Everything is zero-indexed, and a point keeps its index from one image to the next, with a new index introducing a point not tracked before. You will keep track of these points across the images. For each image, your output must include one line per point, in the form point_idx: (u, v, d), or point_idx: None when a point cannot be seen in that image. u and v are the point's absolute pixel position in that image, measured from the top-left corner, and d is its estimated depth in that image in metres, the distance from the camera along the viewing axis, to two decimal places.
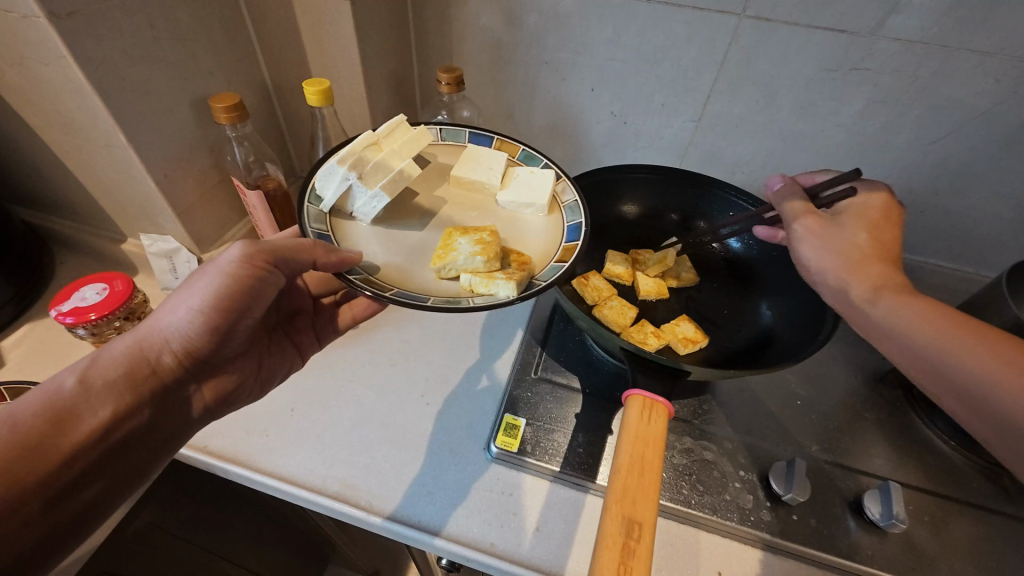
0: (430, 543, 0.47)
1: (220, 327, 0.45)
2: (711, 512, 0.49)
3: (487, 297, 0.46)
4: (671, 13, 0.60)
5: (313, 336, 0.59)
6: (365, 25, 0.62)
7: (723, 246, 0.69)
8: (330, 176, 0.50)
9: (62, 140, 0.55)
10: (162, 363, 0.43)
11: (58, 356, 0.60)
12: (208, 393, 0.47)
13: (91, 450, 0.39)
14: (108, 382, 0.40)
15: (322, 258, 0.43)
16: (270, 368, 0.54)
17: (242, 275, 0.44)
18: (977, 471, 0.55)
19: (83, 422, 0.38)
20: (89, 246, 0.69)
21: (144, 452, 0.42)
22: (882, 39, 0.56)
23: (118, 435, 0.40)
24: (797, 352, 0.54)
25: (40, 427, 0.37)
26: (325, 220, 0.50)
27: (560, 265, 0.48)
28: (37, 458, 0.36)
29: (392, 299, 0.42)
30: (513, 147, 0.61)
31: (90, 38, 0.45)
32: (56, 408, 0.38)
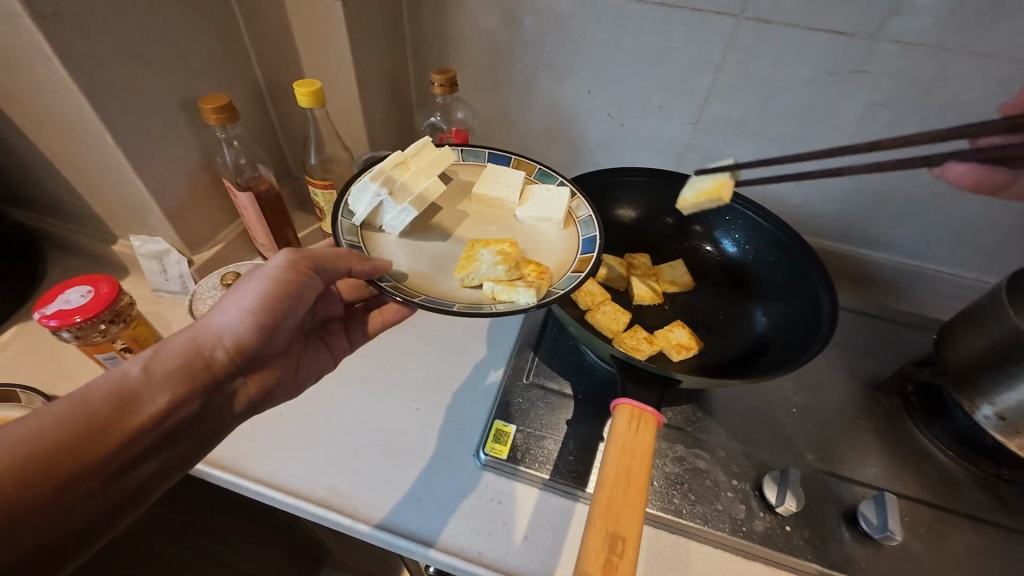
0: (417, 551, 0.47)
1: (268, 324, 0.44)
2: (701, 522, 0.48)
3: (509, 306, 0.45)
4: (668, 14, 0.60)
5: (346, 338, 0.58)
6: (358, 26, 0.61)
7: (719, 251, 0.69)
8: (361, 193, 0.50)
9: (51, 140, 0.55)
10: (215, 357, 0.42)
11: (46, 358, 0.59)
12: (255, 387, 0.46)
13: (148, 436, 0.37)
14: (165, 375, 0.40)
15: (356, 266, 0.44)
16: (308, 368, 0.53)
17: (290, 279, 0.44)
18: (975, 482, 0.54)
19: (142, 408, 0.37)
20: (80, 246, 0.69)
21: (194, 442, 0.40)
22: (882, 41, 0.55)
23: (172, 423, 0.39)
24: (791, 359, 0.53)
25: (101, 410, 0.36)
26: (358, 233, 0.50)
27: (578, 274, 0.47)
28: (96, 441, 0.35)
29: (422, 303, 0.42)
30: (531, 166, 0.59)
31: (75, 37, 0.44)
32: (119, 393, 0.37)
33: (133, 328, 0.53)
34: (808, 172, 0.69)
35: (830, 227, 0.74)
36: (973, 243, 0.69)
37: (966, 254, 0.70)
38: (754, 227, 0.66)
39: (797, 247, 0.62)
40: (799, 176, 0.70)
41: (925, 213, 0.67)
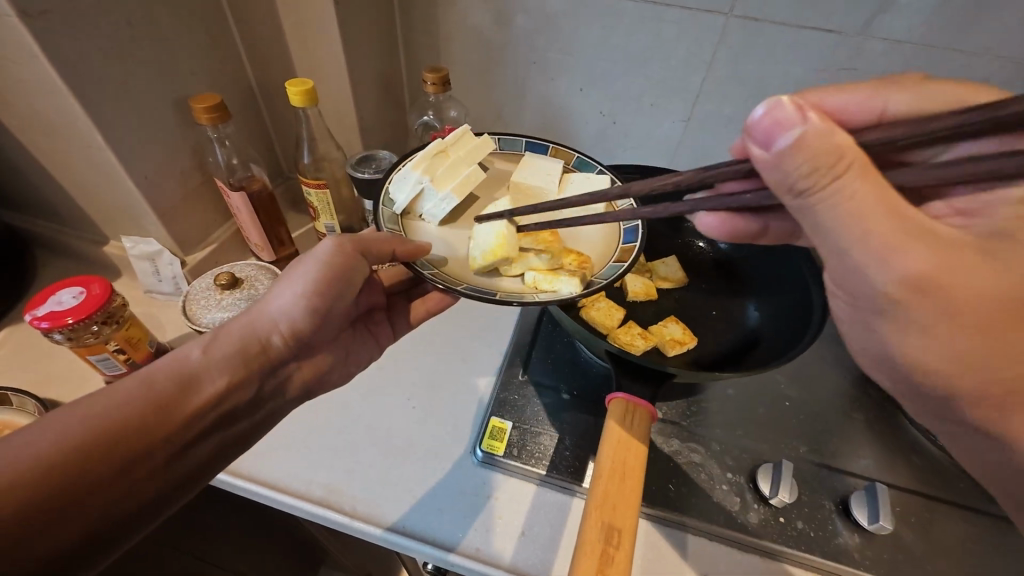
0: (415, 548, 0.47)
1: (319, 310, 0.47)
2: (697, 515, 0.49)
3: (551, 294, 0.45)
4: (659, 13, 0.60)
5: (390, 327, 0.60)
6: (350, 25, 0.61)
7: (711, 247, 0.70)
8: (403, 181, 0.51)
9: (40, 141, 0.54)
10: (271, 342, 0.45)
11: (38, 361, 0.59)
12: (305, 372, 0.48)
13: (208, 415, 0.40)
14: (226, 355, 0.42)
15: (400, 248, 0.46)
16: (356, 355, 0.56)
17: (339, 263, 0.47)
18: (964, 471, 0.54)
19: (203, 388, 0.40)
20: (69, 248, 0.68)
21: (247, 423, 0.43)
22: (869, 38, 0.55)
23: (229, 404, 0.41)
24: (783, 354, 0.54)
25: (167, 389, 0.38)
26: (398, 222, 0.51)
27: (620, 264, 0.47)
28: (163, 417, 0.37)
29: (464, 291, 0.43)
30: (568, 155, 0.59)
31: (64, 37, 0.44)
32: (184, 373, 0.40)
33: (126, 329, 0.53)
34: None
35: None
36: None
37: None
38: None
39: (788, 242, 0.62)
40: None
41: None
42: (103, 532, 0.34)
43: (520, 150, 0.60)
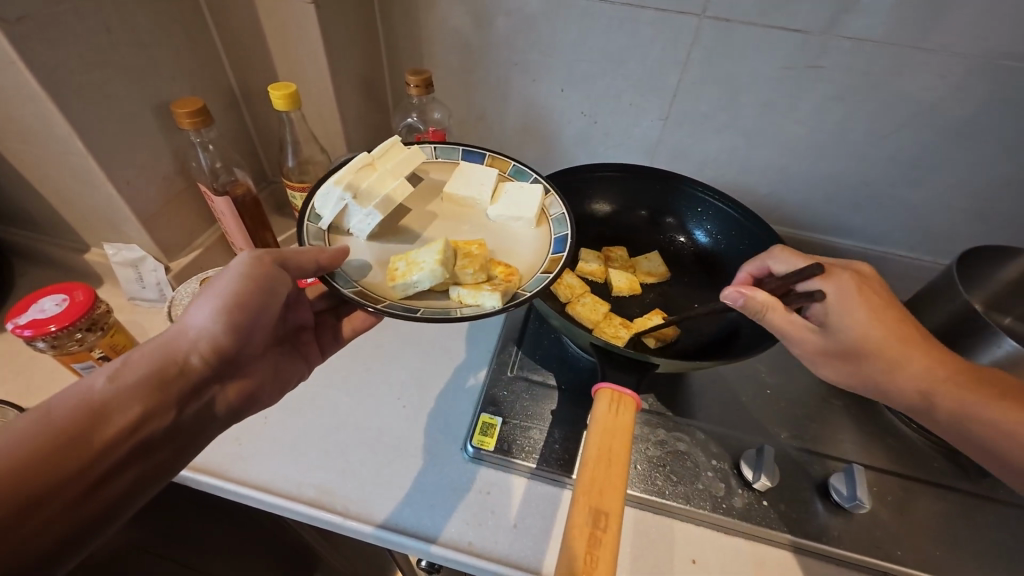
0: (411, 544, 0.47)
1: (240, 325, 0.44)
2: (684, 502, 0.50)
3: (474, 308, 0.46)
4: (635, 14, 0.62)
5: (319, 347, 0.57)
6: (331, 29, 0.61)
7: (691, 241, 0.71)
8: (326, 196, 0.50)
9: (18, 148, 0.54)
10: (190, 363, 0.42)
11: (20, 370, 0.58)
12: (232, 393, 0.45)
13: (120, 448, 0.37)
14: (138, 381, 0.39)
15: (325, 257, 0.45)
16: (285, 374, 0.52)
17: (256, 275, 0.44)
18: (936, 451, 0.57)
19: (112, 419, 0.37)
20: (49, 256, 0.67)
21: (168, 452, 0.40)
22: (835, 37, 0.58)
23: (145, 434, 0.38)
24: (760, 342, 0.55)
25: (69, 424, 0.36)
26: (325, 237, 0.51)
27: (546, 275, 0.49)
28: (66, 454, 0.34)
29: (385, 312, 0.42)
30: (504, 163, 0.60)
31: (42, 43, 0.44)
32: (87, 406, 0.37)
33: (111, 335, 0.53)
34: (774, 163, 0.72)
35: (797, 215, 0.77)
36: (928, 227, 0.73)
37: (922, 237, 0.74)
38: (725, 218, 0.68)
39: (765, 235, 0.64)
40: (765, 168, 0.73)
41: (883, 199, 0.71)
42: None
43: (456, 158, 0.62)
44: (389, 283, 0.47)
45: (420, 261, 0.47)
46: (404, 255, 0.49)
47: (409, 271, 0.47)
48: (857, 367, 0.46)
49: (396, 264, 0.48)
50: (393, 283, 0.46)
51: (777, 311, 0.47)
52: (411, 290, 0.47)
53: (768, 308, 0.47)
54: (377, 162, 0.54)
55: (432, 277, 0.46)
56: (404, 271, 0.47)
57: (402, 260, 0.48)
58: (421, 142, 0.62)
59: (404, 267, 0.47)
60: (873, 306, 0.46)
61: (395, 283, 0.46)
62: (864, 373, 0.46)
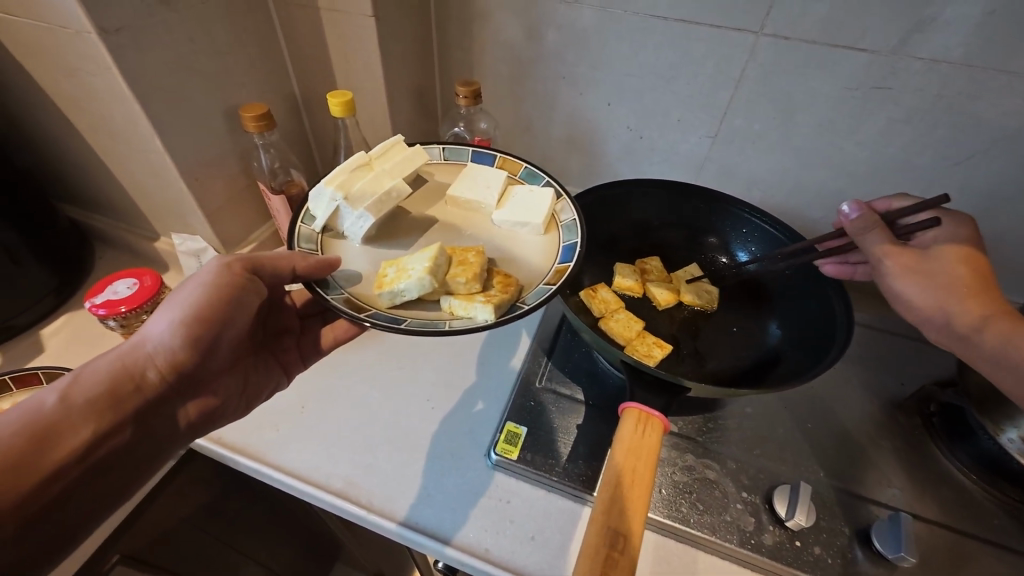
0: (440, 550, 0.48)
1: (199, 339, 0.46)
2: (709, 532, 0.48)
3: (465, 320, 0.47)
4: (688, 31, 0.61)
5: (300, 356, 0.58)
6: (388, 42, 0.64)
7: (733, 261, 0.69)
8: (319, 197, 0.52)
9: (105, 144, 0.59)
10: (145, 379, 0.44)
11: (93, 345, 0.64)
12: (192, 411, 0.47)
13: (73, 469, 0.39)
14: (91, 399, 0.42)
15: (300, 265, 0.46)
16: (257, 385, 0.54)
17: (220, 285, 0.46)
18: (1000, 508, 0.52)
19: (65, 439, 0.39)
20: (125, 243, 0.74)
21: (121, 473, 0.42)
22: (905, 58, 0.55)
23: (98, 454, 0.41)
24: (806, 372, 0.53)
25: (22, 444, 0.38)
26: (316, 239, 0.53)
27: (547, 287, 0.48)
28: (21, 475, 0.37)
29: (369, 322, 0.43)
30: (515, 165, 0.61)
31: (133, 51, 0.49)
32: (39, 426, 0.39)
33: None
34: (829, 185, 0.69)
35: None
36: (1004, 263, 0.67)
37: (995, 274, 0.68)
38: (770, 240, 0.66)
39: None
40: (818, 191, 0.70)
41: None
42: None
43: (465, 159, 0.63)
44: (376, 291, 0.48)
45: (409, 269, 0.48)
46: (395, 262, 0.50)
47: (397, 279, 0.48)
48: (935, 276, 0.45)
49: (385, 271, 0.49)
50: (380, 291, 0.47)
51: (883, 230, 0.48)
52: (398, 299, 0.48)
53: (873, 227, 0.48)
54: (375, 162, 0.56)
55: (419, 285, 0.47)
56: (392, 279, 0.48)
57: (391, 268, 0.50)
58: (429, 144, 0.64)
59: (393, 275, 0.48)
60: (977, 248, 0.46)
61: (382, 291, 0.47)
62: (946, 284, 0.45)
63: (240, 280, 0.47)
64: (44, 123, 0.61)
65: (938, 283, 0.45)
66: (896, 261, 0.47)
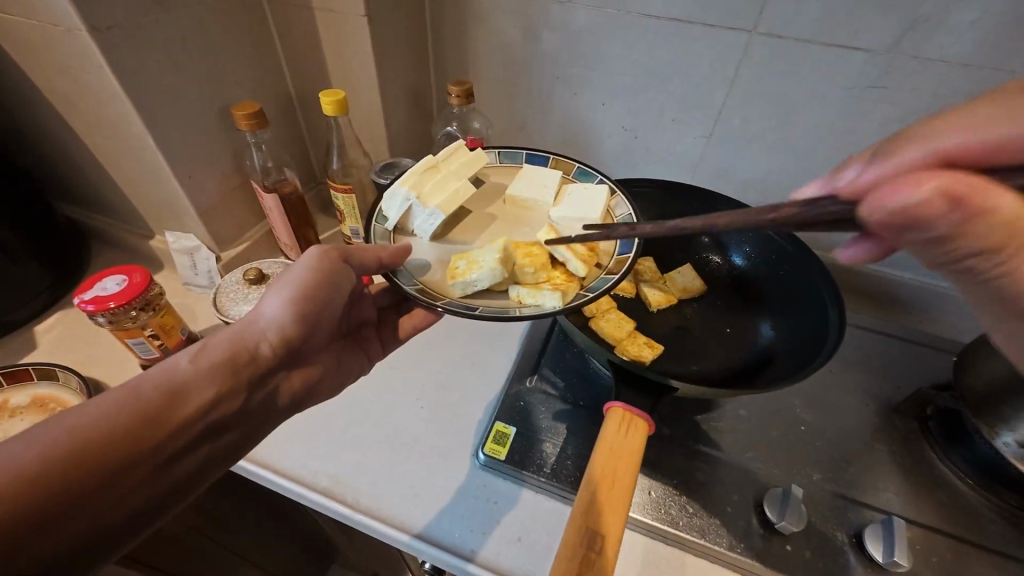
0: (464, 568, 0.46)
1: (304, 317, 0.47)
2: (698, 535, 0.48)
3: (534, 307, 0.47)
4: (682, 30, 0.61)
5: (378, 345, 0.59)
6: (382, 42, 0.65)
7: (726, 262, 0.69)
8: (394, 197, 0.53)
9: (100, 142, 0.60)
10: (259, 352, 0.44)
11: (85, 342, 0.64)
12: (293, 384, 0.47)
13: (198, 425, 0.38)
14: (214, 364, 0.41)
15: (386, 255, 0.47)
16: (343, 370, 0.54)
17: (324, 268, 0.47)
18: (998, 514, 0.51)
19: (190, 400, 0.38)
20: (120, 241, 0.74)
21: (235, 436, 0.41)
22: (900, 56, 0.54)
23: (219, 415, 0.40)
24: (794, 373, 0.52)
25: (152, 401, 0.37)
26: (390, 237, 0.53)
27: (610, 276, 0.47)
28: (151, 429, 0.36)
29: (445, 308, 0.43)
30: (568, 165, 0.60)
31: (124, 48, 0.49)
32: (169, 385, 0.38)
33: (161, 316, 0.57)
34: None
35: (848, 243, 0.72)
36: None
37: None
38: (764, 240, 0.65)
39: (800, 253, 0.61)
40: None
41: None
42: (88, 547, 0.32)
43: (519, 162, 0.62)
44: (449, 281, 0.48)
45: (480, 260, 0.48)
46: (464, 255, 0.50)
47: (469, 269, 0.48)
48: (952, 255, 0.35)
49: (456, 263, 0.49)
50: (453, 281, 0.47)
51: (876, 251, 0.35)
52: (470, 289, 0.48)
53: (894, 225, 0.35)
54: (442, 164, 0.56)
55: (491, 276, 0.47)
56: (464, 269, 0.48)
57: (462, 259, 0.50)
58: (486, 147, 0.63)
59: (464, 266, 0.48)
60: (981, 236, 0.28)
61: (454, 281, 0.47)
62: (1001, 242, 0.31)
63: (337, 266, 0.48)
64: (40, 122, 0.61)
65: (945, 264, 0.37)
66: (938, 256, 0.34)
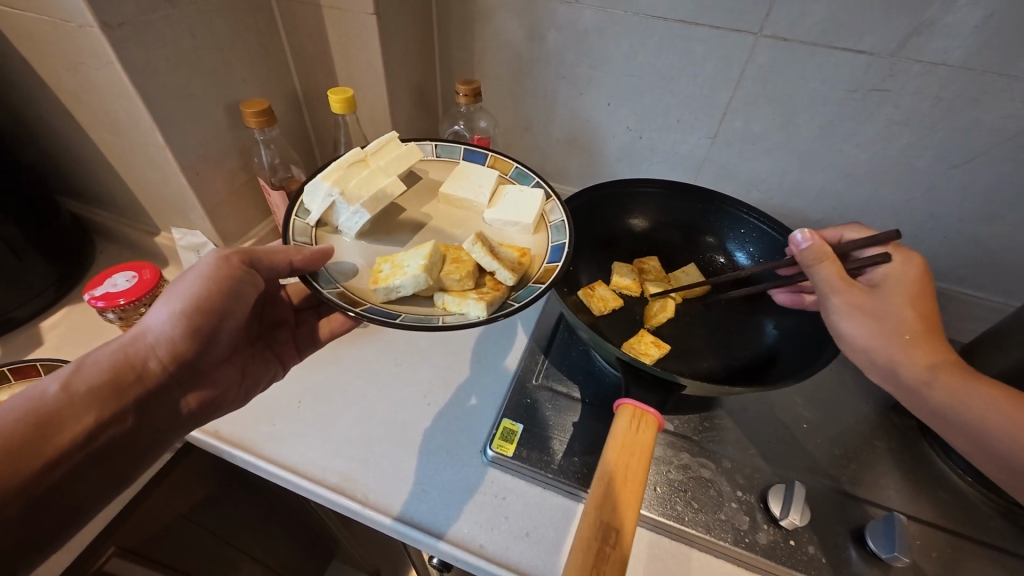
0: (435, 546, 0.48)
1: (200, 329, 0.46)
2: (704, 530, 0.48)
3: (457, 316, 0.47)
4: (689, 32, 0.61)
5: (295, 346, 0.59)
6: (390, 40, 0.65)
7: (730, 260, 0.70)
8: (315, 191, 0.52)
9: (107, 139, 0.60)
10: (147, 369, 0.43)
11: (92, 338, 0.64)
12: (193, 399, 0.47)
13: (74, 455, 0.39)
14: (92, 388, 0.41)
15: (298, 259, 0.46)
16: (254, 376, 0.54)
17: (219, 276, 0.46)
18: (995, 510, 0.52)
19: (67, 427, 0.39)
20: (126, 238, 0.74)
21: (119, 461, 0.42)
22: (904, 60, 0.55)
23: (101, 442, 0.41)
24: (800, 372, 0.53)
25: (23, 431, 0.38)
26: (311, 234, 0.52)
27: (537, 285, 0.49)
28: (24, 460, 0.37)
29: (364, 316, 0.43)
30: (506, 164, 0.61)
31: (136, 45, 0.49)
32: (38, 414, 0.38)
33: None
34: (827, 188, 0.69)
35: None
36: (1003, 266, 0.67)
37: (992, 276, 0.68)
38: (766, 240, 0.66)
39: None
40: (817, 193, 0.70)
41: (950, 233, 0.66)
42: None
43: (457, 157, 0.63)
44: (372, 286, 0.47)
45: (406, 266, 0.48)
46: (390, 258, 0.50)
47: (393, 275, 0.48)
48: (881, 319, 0.43)
49: (380, 268, 0.49)
50: (375, 287, 0.47)
51: (835, 265, 0.45)
52: (394, 295, 0.48)
53: (828, 259, 0.45)
54: (370, 158, 0.56)
55: (414, 283, 0.47)
56: (387, 275, 0.48)
57: (387, 264, 0.49)
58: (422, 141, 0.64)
59: (388, 271, 0.48)
60: (929, 292, 0.44)
61: (377, 286, 0.47)
62: (888, 330, 0.43)
63: (240, 272, 0.47)
64: (47, 118, 0.61)
65: (882, 329, 0.43)
66: (845, 298, 0.44)
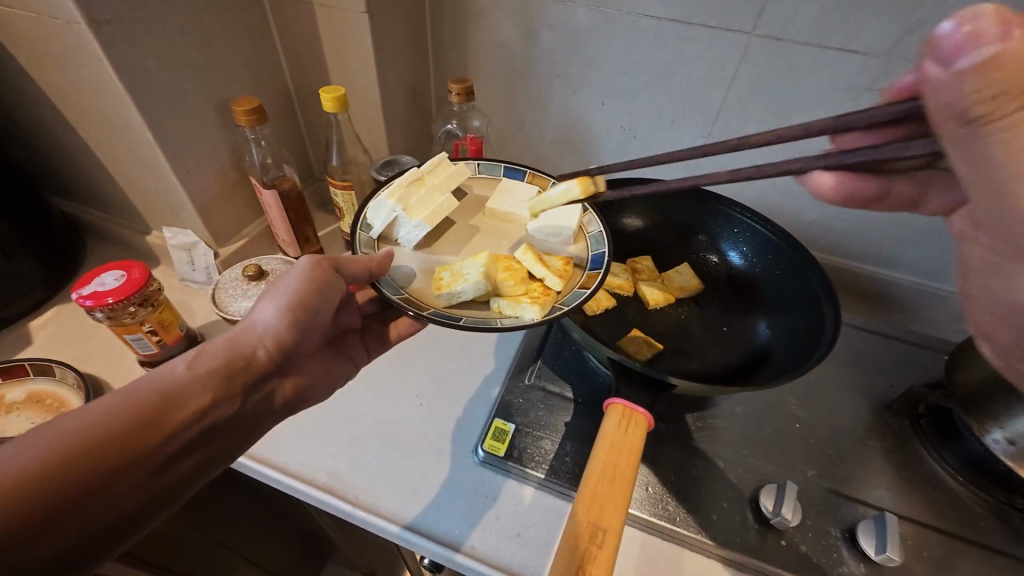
0: (451, 557, 0.47)
1: (300, 324, 0.46)
2: (696, 531, 0.48)
3: (513, 320, 0.47)
4: (682, 31, 0.61)
5: (364, 349, 0.58)
6: (382, 39, 0.65)
7: (724, 261, 0.69)
8: (379, 208, 0.52)
9: (97, 137, 0.59)
10: (255, 357, 0.43)
11: (83, 337, 0.64)
12: (287, 390, 0.46)
13: (188, 432, 0.37)
14: (210, 370, 0.40)
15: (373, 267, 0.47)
16: (334, 376, 0.53)
17: (316, 276, 0.47)
18: (988, 510, 0.52)
19: (184, 404, 0.38)
20: (117, 237, 0.74)
21: (224, 444, 0.40)
22: (897, 59, 0.55)
23: (211, 421, 0.39)
24: (790, 370, 0.53)
25: (150, 404, 0.36)
26: (375, 246, 0.53)
27: (583, 291, 0.48)
28: (148, 432, 0.35)
29: (430, 318, 0.43)
30: (545, 181, 0.59)
31: (124, 42, 0.49)
32: (163, 388, 0.37)
33: (160, 312, 0.57)
34: None
35: (842, 243, 0.73)
36: None
37: None
38: (760, 240, 0.66)
39: (800, 256, 0.62)
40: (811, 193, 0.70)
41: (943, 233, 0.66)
42: (77, 551, 0.31)
43: (498, 174, 0.62)
44: (435, 292, 0.48)
45: (465, 273, 0.49)
46: (449, 266, 0.50)
47: (454, 281, 0.48)
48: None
49: (440, 275, 0.49)
50: (438, 292, 0.47)
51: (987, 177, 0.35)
52: (456, 299, 0.48)
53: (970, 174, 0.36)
54: (426, 177, 0.55)
55: (476, 288, 0.48)
56: (449, 281, 0.48)
57: (446, 271, 0.50)
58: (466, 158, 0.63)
59: (450, 277, 0.49)
60: None
61: (440, 292, 0.47)
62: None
63: (331, 275, 0.47)
64: (36, 116, 0.61)
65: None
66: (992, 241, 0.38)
